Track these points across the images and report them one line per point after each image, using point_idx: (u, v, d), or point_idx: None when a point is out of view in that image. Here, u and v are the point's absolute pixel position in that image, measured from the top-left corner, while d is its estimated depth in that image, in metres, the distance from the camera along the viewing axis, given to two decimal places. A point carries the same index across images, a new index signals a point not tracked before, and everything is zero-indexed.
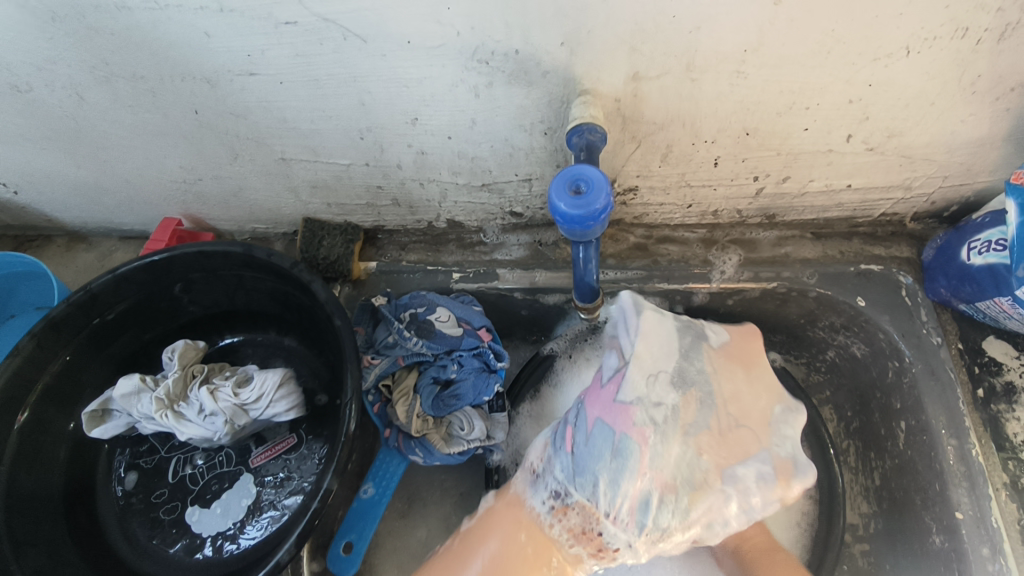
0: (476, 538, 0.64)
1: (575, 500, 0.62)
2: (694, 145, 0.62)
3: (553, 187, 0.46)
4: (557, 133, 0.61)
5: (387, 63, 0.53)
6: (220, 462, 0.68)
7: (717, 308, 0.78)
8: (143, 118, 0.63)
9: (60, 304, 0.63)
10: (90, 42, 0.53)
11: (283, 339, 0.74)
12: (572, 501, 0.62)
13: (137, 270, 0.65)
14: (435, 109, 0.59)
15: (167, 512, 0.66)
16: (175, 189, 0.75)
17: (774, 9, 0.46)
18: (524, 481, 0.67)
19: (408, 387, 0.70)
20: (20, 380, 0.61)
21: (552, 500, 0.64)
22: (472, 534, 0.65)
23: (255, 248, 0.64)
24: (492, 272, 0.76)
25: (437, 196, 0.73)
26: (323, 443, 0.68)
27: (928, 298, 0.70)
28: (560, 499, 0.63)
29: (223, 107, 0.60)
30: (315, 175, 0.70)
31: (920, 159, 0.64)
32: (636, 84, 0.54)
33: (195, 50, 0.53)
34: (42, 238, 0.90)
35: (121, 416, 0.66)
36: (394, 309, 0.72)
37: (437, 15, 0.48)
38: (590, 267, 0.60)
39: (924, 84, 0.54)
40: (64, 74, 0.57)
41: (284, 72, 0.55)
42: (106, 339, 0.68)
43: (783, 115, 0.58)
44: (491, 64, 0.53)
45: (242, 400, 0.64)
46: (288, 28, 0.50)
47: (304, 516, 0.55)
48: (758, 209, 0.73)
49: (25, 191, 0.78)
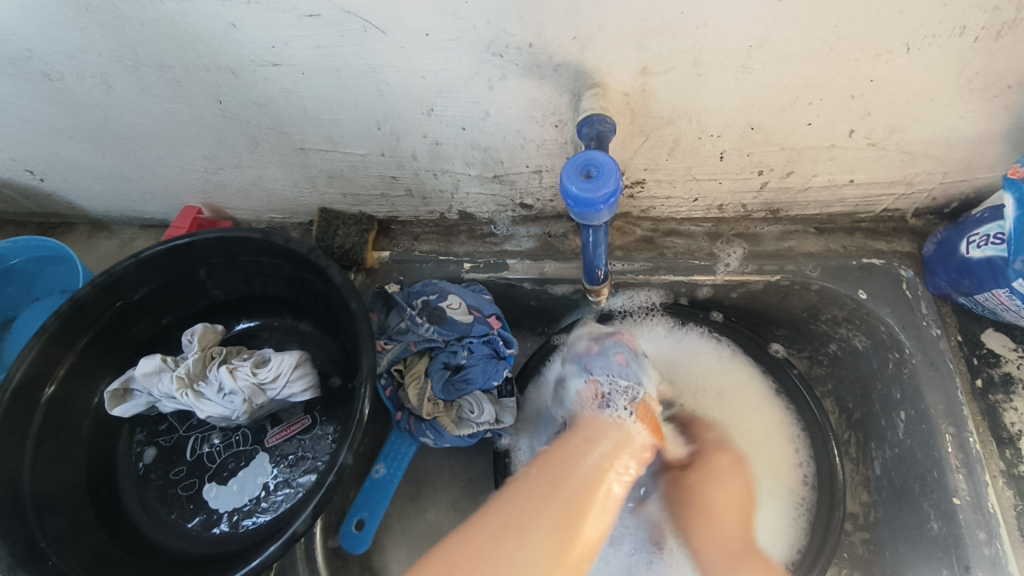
0: (562, 466, 0.56)
1: (643, 395, 0.65)
2: (701, 138, 0.64)
3: (564, 171, 0.48)
4: (568, 125, 0.63)
5: (406, 55, 0.55)
6: (237, 441, 0.71)
7: (722, 300, 0.80)
8: (169, 108, 0.65)
9: (86, 286, 0.65)
10: (121, 32, 0.55)
11: (299, 323, 0.76)
12: (642, 396, 0.64)
13: (159, 253, 0.67)
14: (451, 100, 0.61)
15: (186, 488, 0.69)
16: (196, 177, 0.78)
17: (778, 6, 0.48)
18: (591, 407, 0.65)
19: (419, 371, 0.72)
20: (47, 356, 0.63)
21: (624, 402, 0.64)
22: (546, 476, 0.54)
23: (274, 234, 0.66)
24: (502, 262, 0.78)
25: (450, 186, 0.75)
26: (337, 424, 0.70)
27: (928, 291, 0.72)
28: (632, 398, 0.64)
29: (247, 96, 0.62)
30: (332, 165, 0.73)
31: (921, 155, 0.66)
32: (645, 77, 0.56)
33: (222, 41, 0.55)
34: (65, 225, 0.93)
35: (141, 395, 0.69)
36: (406, 296, 0.74)
37: (454, 10, 0.50)
38: (599, 251, 0.62)
39: (924, 80, 0.56)
40: (95, 64, 0.60)
41: (306, 63, 0.57)
42: (128, 320, 0.70)
43: (786, 110, 0.60)
44: (506, 57, 0.55)
45: (260, 379, 0.66)
46: (311, 20, 0.52)
47: (320, 490, 0.56)
48: (763, 202, 0.75)
49: (51, 178, 0.81)
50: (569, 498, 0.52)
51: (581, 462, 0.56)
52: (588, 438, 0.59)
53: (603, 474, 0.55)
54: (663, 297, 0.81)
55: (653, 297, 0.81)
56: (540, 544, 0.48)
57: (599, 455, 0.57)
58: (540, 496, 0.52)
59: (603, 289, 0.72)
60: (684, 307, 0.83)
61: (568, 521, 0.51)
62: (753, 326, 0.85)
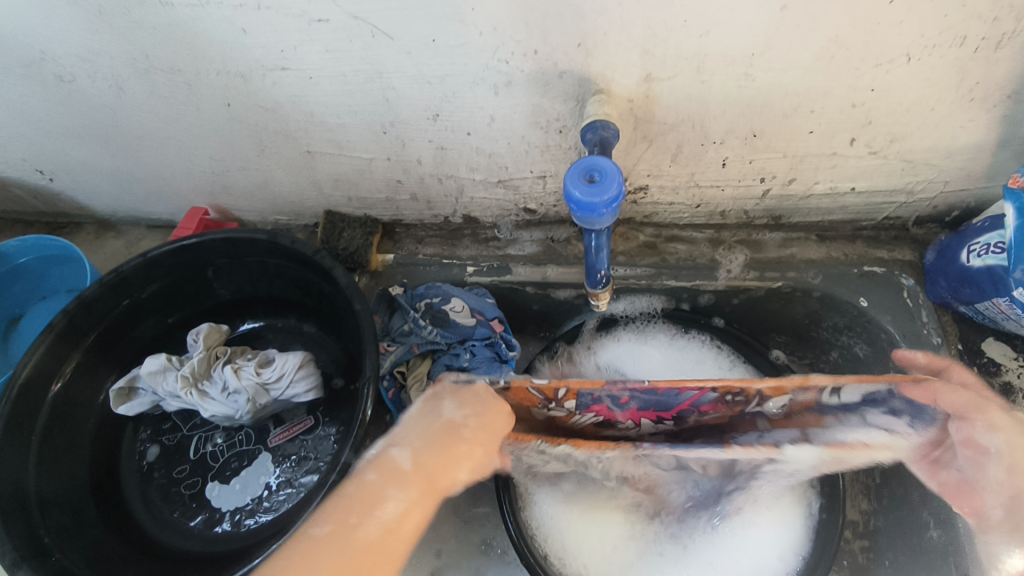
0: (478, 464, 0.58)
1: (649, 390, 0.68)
2: (703, 145, 0.65)
3: (568, 176, 0.49)
4: (572, 130, 0.63)
5: (413, 60, 0.56)
6: (240, 440, 0.71)
7: (723, 306, 0.81)
8: (178, 110, 0.66)
9: (94, 285, 0.66)
10: (133, 35, 0.56)
11: (303, 325, 0.77)
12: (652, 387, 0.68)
13: (166, 253, 0.68)
14: (456, 105, 0.62)
15: (188, 487, 0.69)
16: (203, 179, 0.79)
17: (781, 15, 0.49)
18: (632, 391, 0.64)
19: (422, 372, 0.73)
20: (54, 354, 0.64)
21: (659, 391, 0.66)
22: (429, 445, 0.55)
23: (281, 235, 0.66)
24: (505, 267, 0.79)
25: (455, 191, 0.76)
26: (339, 424, 0.70)
27: (929, 300, 0.72)
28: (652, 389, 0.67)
29: (255, 99, 0.63)
30: (337, 168, 0.74)
31: (922, 164, 0.66)
32: (649, 84, 0.57)
33: (233, 45, 0.56)
34: (73, 225, 0.94)
35: (146, 394, 0.70)
36: (410, 298, 0.75)
37: (461, 16, 0.51)
38: (602, 255, 0.63)
39: (925, 90, 0.56)
40: (107, 66, 0.61)
41: (315, 67, 0.58)
42: (135, 319, 0.71)
43: (789, 118, 0.60)
44: (512, 63, 0.56)
45: (264, 379, 0.67)
46: (320, 25, 0.53)
47: (322, 488, 0.56)
48: (764, 210, 0.75)
49: (61, 178, 0.82)
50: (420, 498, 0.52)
51: (452, 452, 0.55)
52: (469, 414, 0.58)
53: (452, 466, 0.54)
54: (663, 302, 0.82)
55: (655, 303, 0.82)
56: (415, 460, 0.54)
57: (467, 442, 0.56)
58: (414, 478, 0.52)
59: (603, 293, 0.71)
60: (687, 313, 0.83)
61: (416, 481, 0.52)
62: (754, 333, 0.85)
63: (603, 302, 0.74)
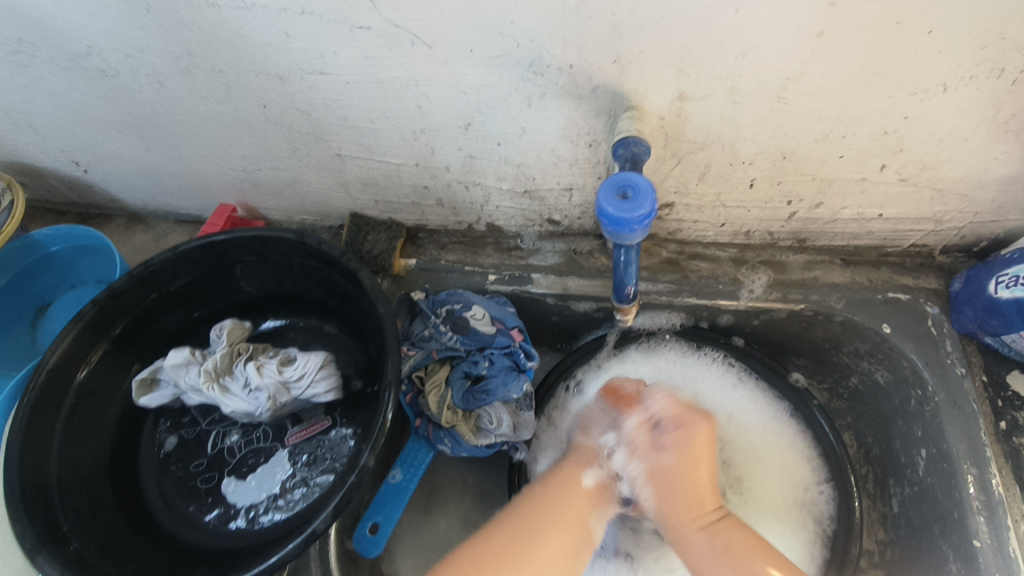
0: (539, 519, 0.60)
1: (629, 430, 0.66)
2: (732, 165, 0.65)
3: (602, 190, 0.49)
4: (601, 145, 0.64)
5: (449, 69, 0.57)
6: (258, 437, 0.71)
7: (743, 326, 0.81)
8: (215, 109, 0.67)
9: (123, 277, 0.67)
10: (178, 34, 0.57)
11: (324, 325, 0.77)
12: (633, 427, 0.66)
13: (194, 249, 0.69)
14: (489, 115, 0.62)
15: (205, 481, 0.69)
16: (234, 176, 0.80)
17: (818, 40, 0.49)
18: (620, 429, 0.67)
19: (439, 379, 0.73)
20: (81, 342, 0.65)
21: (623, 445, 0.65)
22: (557, 469, 0.66)
23: (308, 235, 0.67)
24: (527, 276, 0.79)
25: (481, 199, 0.76)
26: (357, 427, 0.71)
27: (954, 330, 0.72)
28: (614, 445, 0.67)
29: (291, 101, 0.64)
30: (367, 173, 0.74)
31: (952, 193, 0.66)
32: (681, 103, 0.57)
33: (273, 48, 0.57)
34: (103, 217, 0.96)
35: (167, 387, 0.71)
36: (431, 304, 0.74)
37: (500, 28, 0.52)
38: (630, 270, 0.63)
39: (959, 120, 0.56)
40: (148, 63, 0.62)
41: (352, 73, 0.59)
42: (160, 311, 0.72)
43: (820, 142, 0.60)
44: (546, 76, 0.56)
45: (285, 377, 0.67)
46: (361, 32, 0.54)
47: (341, 488, 0.56)
48: (789, 231, 0.75)
49: (94, 169, 0.84)
50: (562, 530, 0.60)
51: (582, 482, 0.63)
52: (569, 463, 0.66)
53: (536, 528, 0.59)
54: (683, 320, 0.82)
55: (674, 319, 0.81)
56: (536, 499, 0.62)
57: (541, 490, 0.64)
58: (553, 512, 0.61)
59: (630, 309, 0.72)
60: (704, 331, 0.82)
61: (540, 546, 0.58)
62: (773, 354, 0.85)
63: (629, 319, 0.75)
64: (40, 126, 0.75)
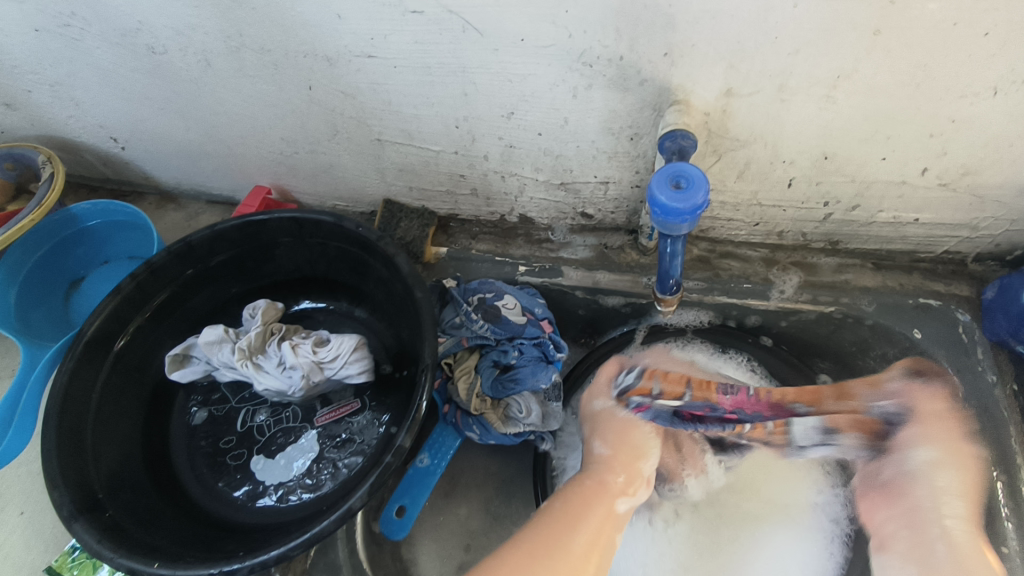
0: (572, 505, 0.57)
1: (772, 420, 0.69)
2: (772, 164, 0.65)
3: (655, 179, 0.50)
4: (643, 139, 0.64)
5: (498, 57, 0.57)
6: (287, 417, 0.72)
7: (771, 327, 0.81)
8: (259, 89, 0.68)
9: (162, 252, 0.68)
10: (231, 13, 0.58)
11: (354, 310, 0.78)
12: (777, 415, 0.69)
13: (232, 227, 0.70)
14: (533, 105, 0.62)
15: (234, 458, 0.70)
16: (270, 158, 0.80)
17: (873, 39, 0.49)
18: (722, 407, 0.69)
19: (469, 367, 0.73)
20: (118, 316, 0.66)
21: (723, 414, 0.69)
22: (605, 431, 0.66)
23: (346, 219, 0.67)
24: (557, 269, 0.79)
25: (515, 190, 0.77)
26: (386, 410, 0.71)
27: (985, 337, 0.72)
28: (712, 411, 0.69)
29: (337, 85, 0.65)
30: (404, 159, 0.75)
31: (991, 201, 0.66)
32: (728, 99, 0.58)
33: (325, 29, 0.58)
34: (134, 195, 0.97)
35: (199, 363, 0.72)
36: (463, 292, 0.75)
37: (555, 17, 0.52)
38: (675, 262, 0.63)
39: (1007, 125, 0.56)
40: (199, 41, 0.63)
41: (401, 57, 0.59)
42: (194, 289, 0.73)
43: (864, 143, 0.61)
44: (595, 67, 0.57)
45: (319, 358, 0.68)
46: (414, 16, 0.54)
47: (376, 468, 0.56)
48: (823, 233, 0.75)
49: (132, 147, 0.84)
50: (585, 531, 0.54)
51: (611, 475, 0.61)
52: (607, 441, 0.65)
53: (569, 523, 0.54)
54: (710, 318, 0.82)
55: (702, 316, 0.81)
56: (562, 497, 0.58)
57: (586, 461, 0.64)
58: (580, 498, 0.57)
59: (672, 300, 0.71)
60: (733, 331, 0.82)
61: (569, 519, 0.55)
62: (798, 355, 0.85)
63: (672, 309, 0.74)
64: (84, 101, 0.76)
